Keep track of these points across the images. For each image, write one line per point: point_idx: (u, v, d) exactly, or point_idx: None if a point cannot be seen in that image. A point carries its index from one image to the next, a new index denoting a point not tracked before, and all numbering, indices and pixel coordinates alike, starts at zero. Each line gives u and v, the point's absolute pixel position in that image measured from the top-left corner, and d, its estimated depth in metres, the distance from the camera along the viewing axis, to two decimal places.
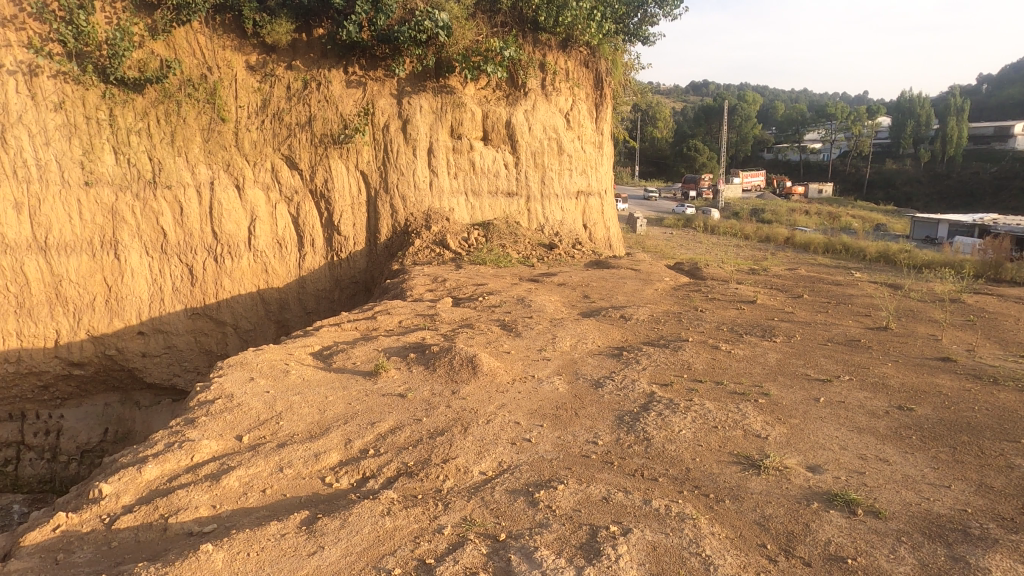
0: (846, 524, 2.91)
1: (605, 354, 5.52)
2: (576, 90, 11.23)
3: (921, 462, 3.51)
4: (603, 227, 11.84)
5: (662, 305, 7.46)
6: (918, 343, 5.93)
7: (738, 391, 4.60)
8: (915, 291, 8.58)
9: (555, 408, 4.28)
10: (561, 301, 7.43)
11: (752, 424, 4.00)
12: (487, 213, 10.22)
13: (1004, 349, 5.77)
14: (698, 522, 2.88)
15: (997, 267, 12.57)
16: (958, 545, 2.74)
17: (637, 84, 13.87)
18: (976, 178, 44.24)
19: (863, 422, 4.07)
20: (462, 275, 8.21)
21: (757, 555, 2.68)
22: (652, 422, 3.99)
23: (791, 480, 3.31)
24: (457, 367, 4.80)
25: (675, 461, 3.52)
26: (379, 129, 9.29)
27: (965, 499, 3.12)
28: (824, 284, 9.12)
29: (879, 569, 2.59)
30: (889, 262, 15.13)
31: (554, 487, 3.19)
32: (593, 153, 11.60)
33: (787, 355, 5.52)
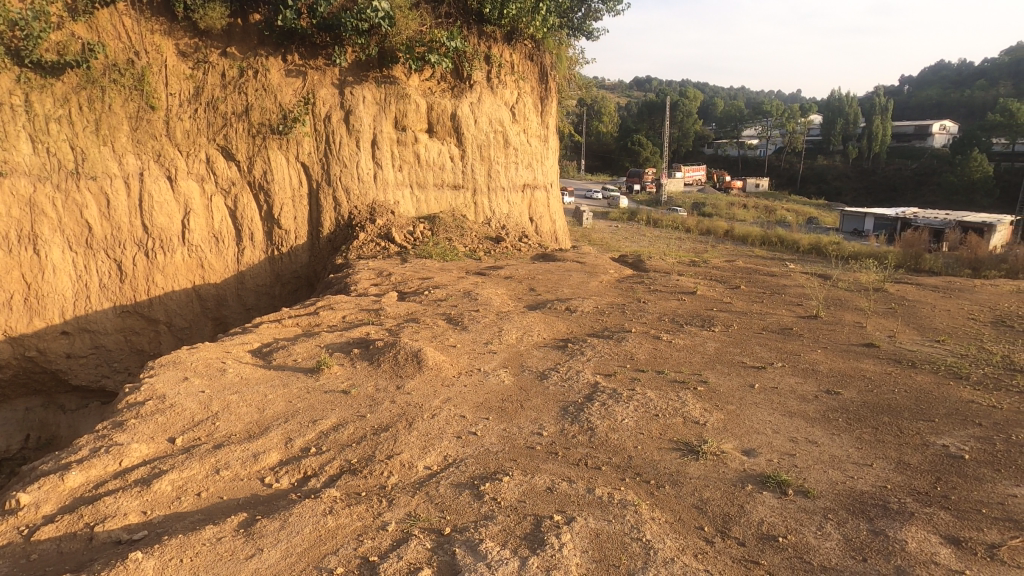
0: (778, 504, 3.04)
1: (550, 346, 5.57)
2: (522, 83, 11.26)
3: (846, 443, 3.71)
4: (549, 220, 11.94)
5: (606, 297, 7.60)
6: (845, 330, 6.25)
7: (678, 379, 4.74)
8: (843, 281, 9.05)
9: (501, 400, 4.30)
10: (507, 294, 7.45)
11: (691, 411, 4.12)
12: (433, 206, 10.13)
13: (921, 335, 6.15)
14: (639, 508, 2.96)
15: (917, 258, 13.40)
16: (878, 520, 2.91)
17: (582, 78, 14.02)
18: (899, 174, 46.87)
19: (794, 406, 4.27)
20: (408, 268, 8.12)
21: (695, 538, 2.77)
22: (596, 412, 4.07)
23: (727, 464, 3.44)
24: (401, 362, 4.75)
25: (618, 450, 3.59)
26: (320, 119, 9.05)
27: (885, 476, 3.32)
28: (760, 275, 9.49)
29: (807, 546, 2.72)
30: (820, 254, 15.87)
31: (499, 479, 3.20)
32: (538, 146, 11.66)
33: (725, 344, 5.71)
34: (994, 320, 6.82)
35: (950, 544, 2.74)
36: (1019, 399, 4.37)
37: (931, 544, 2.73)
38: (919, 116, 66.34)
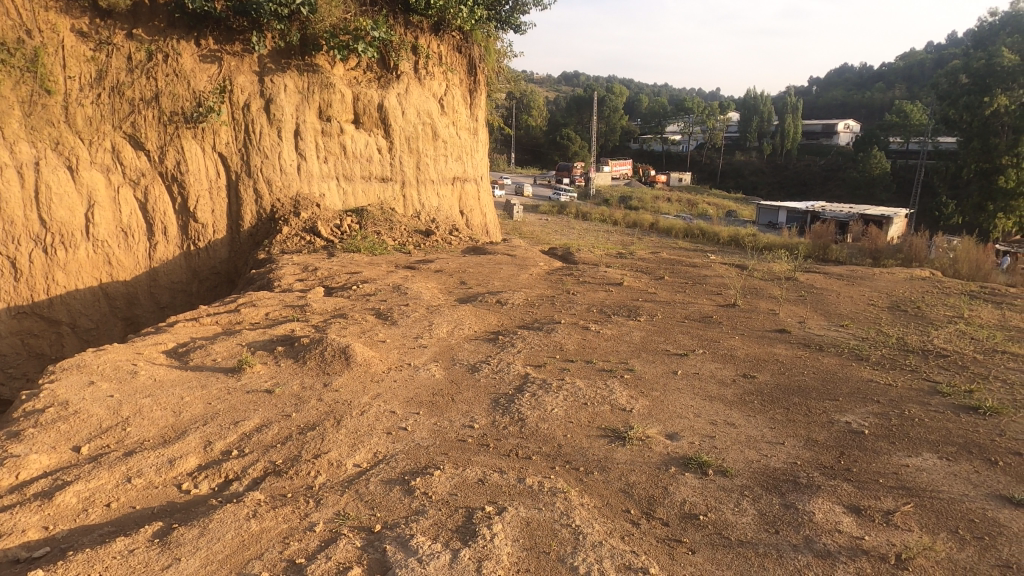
0: (699, 484, 3.19)
1: (481, 339, 5.58)
2: (450, 75, 11.18)
3: (761, 423, 3.92)
4: (479, 213, 11.92)
5: (536, 289, 7.69)
6: (760, 317, 6.61)
7: (606, 368, 4.87)
8: (758, 270, 9.53)
9: (431, 394, 4.27)
10: (438, 287, 7.41)
11: (618, 399, 4.25)
12: (361, 198, 9.90)
13: (828, 320, 6.59)
14: (569, 495, 3.02)
15: (825, 249, 14.31)
16: (789, 494, 3.10)
17: (510, 71, 14.07)
18: (808, 170, 49.80)
19: (713, 390, 4.48)
20: (335, 263, 7.91)
21: (622, 521, 2.86)
22: (526, 403, 4.11)
23: (652, 448, 3.57)
24: (329, 358, 4.63)
25: (548, 439, 3.65)
26: (238, 108, 8.65)
27: (796, 453, 3.54)
28: (682, 266, 9.85)
29: (725, 523, 2.87)
30: (738, 246, 16.66)
31: (430, 473, 3.18)
32: (467, 139, 11.60)
33: (650, 333, 5.91)
34: (891, 305, 7.39)
35: (852, 513, 2.95)
36: (911, 376, 4.76)
37: (835, 514, 2.94)
38: (826, 116, 70.65)
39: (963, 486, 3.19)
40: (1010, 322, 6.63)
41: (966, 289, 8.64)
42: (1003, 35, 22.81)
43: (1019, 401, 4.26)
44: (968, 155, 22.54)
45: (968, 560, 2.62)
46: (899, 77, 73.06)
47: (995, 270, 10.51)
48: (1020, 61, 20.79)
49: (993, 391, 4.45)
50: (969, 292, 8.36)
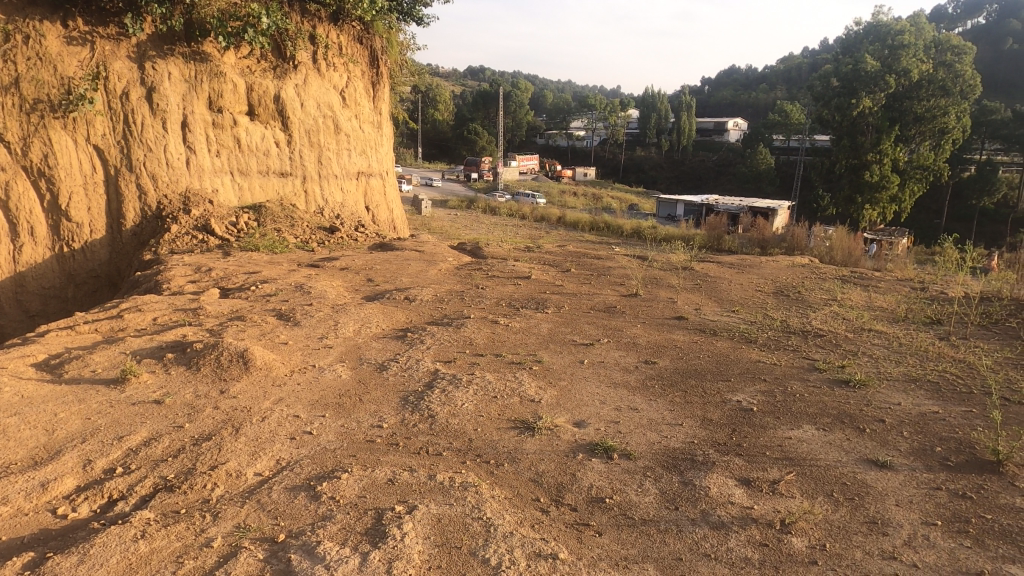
0: (605, 468, 3.31)
1: (389, 337, 5.48)
2: (351, 66, 10.84)
3: (662, 406, 4.13)
4: (385, 209, 11.67)
5: (446, 285, 7.65)
6: (660, 305, 6.93)
7: (515, 360, 4.94)
8: (658, 261, 9.99)
9: (337, 396, 4.14)
10: (344, 285, 7.20)
11: (527, 390, 4.32)
12: (258, 194, 9.41)
13: (721, 306, 7.03)
14: (479, 488, 3.04)
15: (718, 240, 15.17)
16: (687, 472, 3.28)
17: (415, 64, 13.88)
18: (703, 165, 52.72)
19: (618, 377, 4.66)
20: (231, 263, 7.47)
21: (532, 510, 2.92)
22: (436, 399, 4.09)
23: (560, 436, 3.66)
24: (225, 363, 4.37)
25: (458, 434, 3.65)
26: (116, 96, 7.94)
27: (693, 433, 3.75)
28: (587, 258, 10.13)
29: (629, 503, 2.99)
30: (640, 237, 17.33)
31: (337, 476, 3.09)
32: (371, 132, 11.31)
33: (558, 324, 6.05)
34: (776, 291, 7.97)
35: (743, 485, 3.17)
36: (793, 355, 5.17)
37: (728, 487, 3.14)
38: (718, 115, 74.98)
39: (837, 453, 3.50)
40: (875, 303, 7.35)
41: (839, 273, 9.49)
42: (865, 42, 24.68)
43: (882, 373, 4.75)
44: (838, 153, 24.51)
45: (841, 519, 2.89)
46: (780, 79, 78.72)
47: (864, 256, 11.58)
48: (880, 67, 22.95)
49: (861, 365, 4.94)
50: (841, 277, 9.18)
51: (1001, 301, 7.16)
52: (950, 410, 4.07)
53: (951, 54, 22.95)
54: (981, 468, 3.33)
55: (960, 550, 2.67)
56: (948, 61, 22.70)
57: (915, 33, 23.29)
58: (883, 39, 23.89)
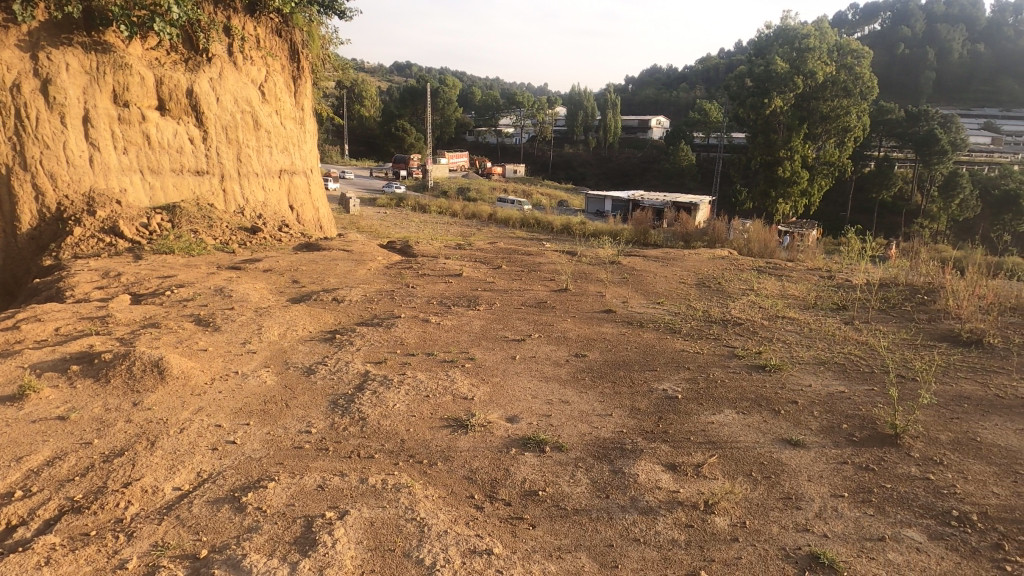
0: (538, 462, 3.36)
1: (317, 339, 5.33)
2: (270, 60, 10.48)
3: (592, 398, 4.23)
4: (311, 207, 11.31)
5: (375, 285, 7.51)
6: (589, 299, 7.08)
7: (447, 358, 4.92)
8: (586, 256, 10.19)
9: (263, 402, 3.99)
10: (267, 288, 6.93)
11: (459, 388, 4.31)
12: (172, 193, 8.89)
13: (646, 298, 7.26)
14: (412, 489, 3.01)
15: (644, 234, 15.58)
16: (617, 460, 3.38)
17: (338, 59, 13.55)
18: (629, 162, 54.14)
19: (550, 371, 4.73)
20: (143, 267, 7.05)
21: (466, 507, 2.92)
22: (367, 401, 4.02)
23: (493, 432, 3.68)
24: (138, 374, 4.12)
25: (391, 435, 3.61)
26: (5, 89, 7.28)
27: (622, 422, 3.86)
28: (518, 255, 10.20)
29: (561, 494, 3.05)
30: (570, 233, 17.59)
31: (263, 486, 2.98)
32: (293, 128, 10.95)
33: (489, 321, 6.07)
34: (698, 282, 8.29)
35: (669, 470, 3.30)
36: (714, 344, 5.41)
37: (655, 473, 3.26)
38: (642, 113, 77.19)
39: (755, 434, 3.70)
40: (788, 291, 7.78)
41: (755, 265, 9.99)
42: (775, 44, 25.91)
43: (794, 357, 5.05)
44: (754, 150, 25.77)
45: (759, 497, 3.05)
46: (698, 79, 81.81)
47: (778, 247, 12.23)
48: (789, 69, 24.28)
49: (776, 350, 5.22)
50: (757, 268, 9.67)
51: (898, 287, 7.75)
52: (854, 389, 4.38)
53: (851, 58, 24.56)
54: (881, 441, 3.61)
55: (864, 518, 2.88)
56: (849, 64, 24.28)
57: (820, 37, 24.67)
58: (792, 42, 25.15)
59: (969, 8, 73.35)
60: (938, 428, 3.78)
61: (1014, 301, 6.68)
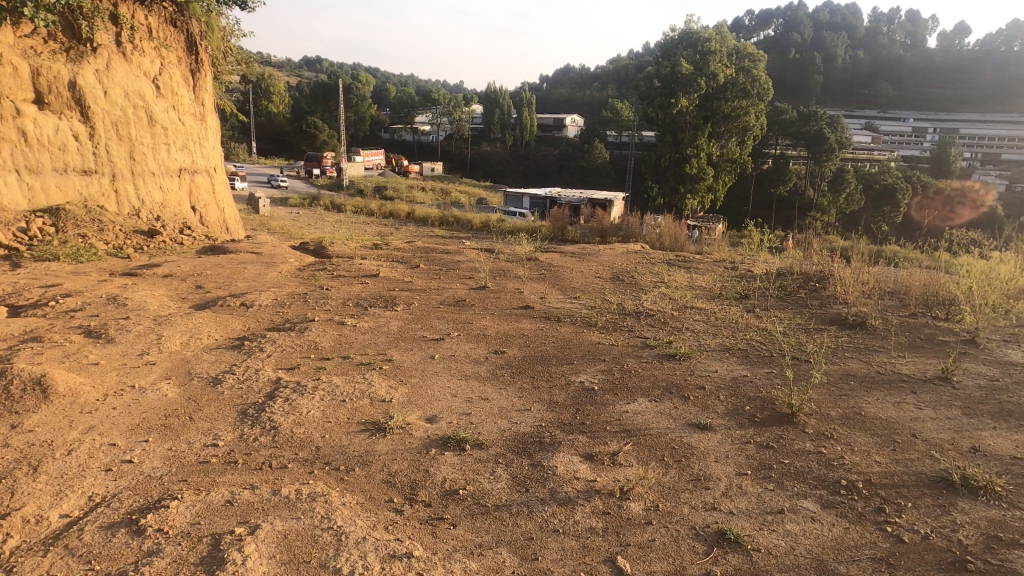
0: (458, 461, 3.35)
1: (224, 347, 5.06)
2: (164, 52, 9.82)
3: (511, 394, 4.26)
4: (215, 208, 10.70)
5: (287, 288, 7.22)
6: (507, 296, 7.13)
7: (363, 361, 4.81)
8: (504, 253, 10.25)
9: (163, 417, 3.74)
10: (167, 294, 6.50)
11: (377, 391, 4.22)
12: (55, 195, 8.13)
13: (563, 294, 7.40)
14: (329, 497, 2.92)
15: (562, 230, 15.82)
16: (536, 454, 3.42)
17: (241, 52, 12.88)
18: (545, 159, 54.96)
19: (469, 369, 4.73)
20: (21, 275, 6.43)
21: (385, 512, 2.87)
22: (279, 409, 3.85)
23: (412, 434, 3.63)
24: (17, 393, 3.75)
25: (304, 443, 3.48)
26: None
27: (541, 416, 3.92)
28: (436, 253, 10.11)
29: (482, 492, 3.06)
30: (488, 230, 17.61)
31: (165, 506, 2.80)
32: (193, 125, 10.33)
33: (407, 321, 5.98)
34: (612, 276, 8.53)
35: (586, 460, 3.38)
36: (628, 335, 5.60)
37: (573, 464, 3.33)
38: (557, 111, 78.55)
39: (667, 421, 3.86)
40: (696, 283, 8.16)
41: (666, 258, 10.41)
42: (679, 48, 26.83)
43: (702, 345, 5.31)
44: (664, 147, 26.69)
45: (671, 480, 3.19)
46: (609, 79, 84.10)
47: (687, 241, 12.80)
48: (693, 71, 25.34)
49: (685, 339, 5.47)
50: (668, 261, 10.08)
51: (793, 276, 8.30)
52: (755, 372, 4.67)
53: (749, 62, 25.96)
54: (780, 420, 3.86)
55: (765, 493, 3.07)
56: (746, 67, 25.71)
57: (720, 41, 25.90)
58: (694, 45, 26.26)
59: (849, 18, 79.71)
60: (829, 404, 4.09)
61: (892, 285, 7.33)
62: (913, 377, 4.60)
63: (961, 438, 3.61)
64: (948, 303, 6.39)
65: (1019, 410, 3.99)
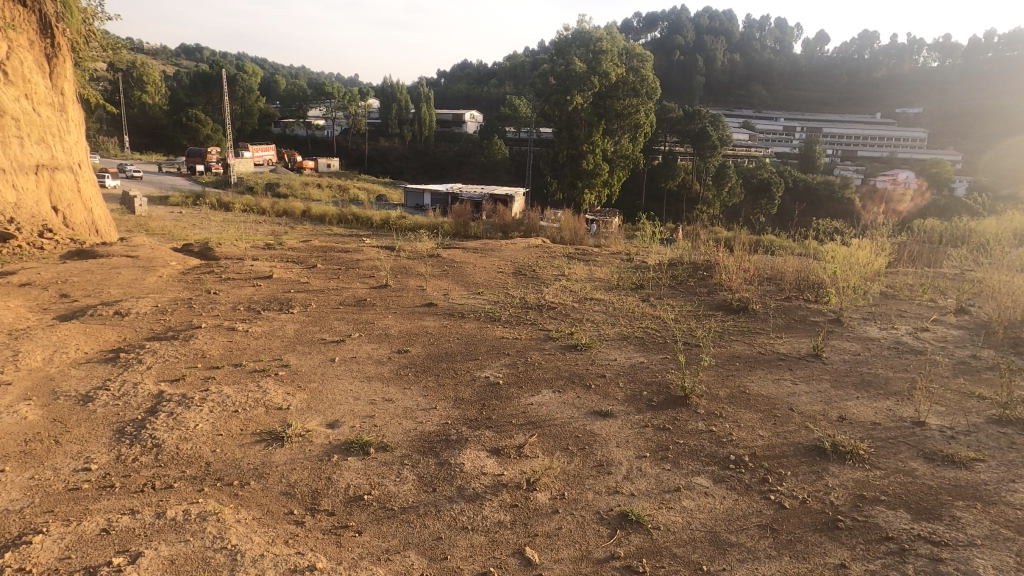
0: (362, 465, 3.25)
1: (95, 361, 4.59)
2: (12, 34, 8.73)
3: (416, 393, 4.19)
4: (81, 208, 9.68)
5: (168, 293, 6.68)
6: (410, 294, 7.00)
7: (258, 368, 4.55)
8: (405, 251, 10.06)
9: (23, 443, 3.34)
10: (25, 305, 5.81)
11: (273, 398, 4.00)
12: None
13: (467, 290, 7.38)
14: (221, 515, 2.73)
15: (464, 226, 15.75)
16: (443, 452, 3.39)
17: (107, 37, 11.71)
18: (446, 155, 54.61)
19: (371, 370, 4.60)
20: None
21: (284, 525, 2.73)
22: (162, 425, 3.56)
23: (312, 441, 3.48)
24: None
25: (193, 460, 3.24)
26: None
27: (447, 414, 3.88)
28: (334, 253, 9.74)
29: (388, 496, 2.98)
30: (388, 227, 17.21)
31: (26, 542, 2.50)
32: (50, 116, 9.28)
33: (304, 324, 5.72)
34: (515, 271, 8.61)
35: (493, 455, 3.38)
36: (531, 329, 5.68)
37: (480, 459, 3.33)
38: (455, 106, 78.27)
39: (570, 410, 3.96)
40: (594, 275, 8.41)
41: (566, 252, 10.65)
42: (571, 46, 26.93)
43: (602, 335, 5.48)
44: (561, 143, 27.17)
45: (575, 468, 3.27)
46: (506, 75, 84.79)
47: (586, 235, 13.15)
48: (586, 70, 25.85)
49: (586, 330, 5.64)
50: (568, 255, 10.32)
51: (683, 266, 8.77)
52: (651, 358, 4.90)
53: (637, 62, 26.84)
54: (675, 403, 4.08)
55: (663, 473, 3.23)
56: (636, 66, 26.70)
57: (612, 41, 26.16)
58: (585, 45, 26.44)
59: (726, 23, 85.24)
60: (717, 385, 4.37)
61: (770, 271, 7.92)
62: (789, 355, 5.01)
63: (830, 409, 3.97)
64: (817, 286, 7.01)
65: (877, 379, 4.46)
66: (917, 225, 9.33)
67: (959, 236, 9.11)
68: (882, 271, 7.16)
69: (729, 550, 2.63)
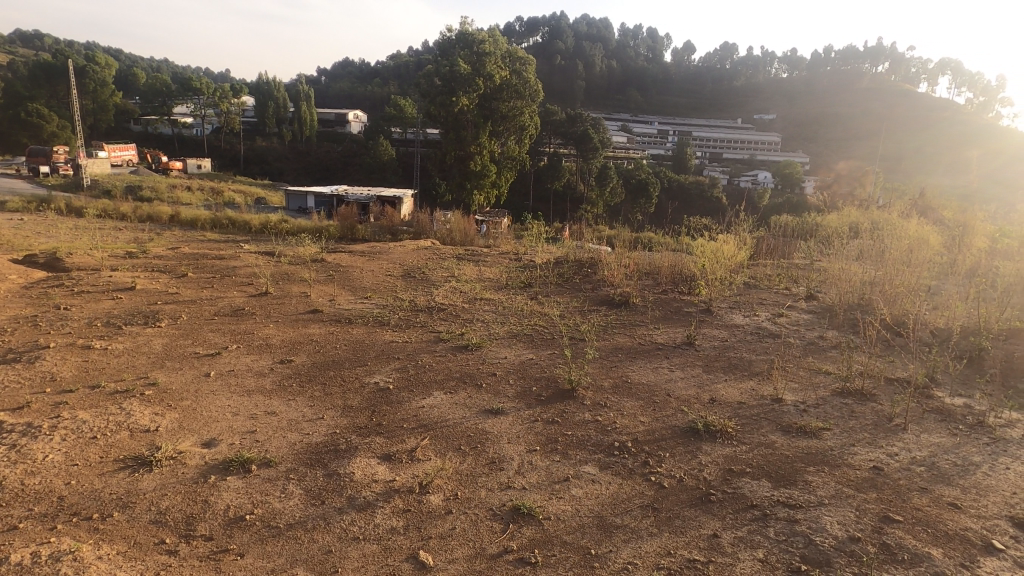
0: (243, 484, 3.08)
1: None
2: None
3: (301, 404, 4.02)
4: None
5: (9, 311, 5.94)
6: (293, 301, 6.70)
7: (120, 389, 4.15)
8: (286, 256, 9.59)
9: None
10: None
11: (139, 421, 3.68)
12: None
13: (354, 294, 7.19)
14: (79, 553, 2.47)
15: (350, 229, 15.29)
16: (331, 463, 3.28)
17: None
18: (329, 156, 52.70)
19: (252, 383, 4.35)
20: None
21: (155, 556, 2.52)
22: (2, 460, 3.15)
23: (186, 463, 3.24)
24: None
25: (43, 495, 2.91)
26: None
27: (334, 423, 3.76)
28: (207, 260, 9.11)
29: (273, 513, 2.84)
30: (268, 232, 16.33)
31: None
32: None
33: (174, 338, 5.28)
34: (403, 274, 8.50)
35: (385, 461, 3.33)
36: (422, 331, 5.63)
37: (371, 467, 3.26)
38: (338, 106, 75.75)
39: (462, 410, 3.97)
40: (484, 275, 8.50)
41: (456, 253, 10.65)
42: (457, 47, 26.42)
43: (492, 334, 5.55)
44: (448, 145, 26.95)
45: (468, 467, 3.29)
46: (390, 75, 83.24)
47: (475, 236, 13.24)
48: (471, 71, 25.77)
49: (476, 330, 5.68)
50: (457, 256, 10.34)
51: (569, 263, 9.07)
52: (540, 354, 5.03)
53: (518, 65, 27.45)
54: (563, 396, 4.22)
55: (552, 465, 3.33)
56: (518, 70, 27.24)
57: (494, 43, 26.68)
58: (468, 45, 26.24)
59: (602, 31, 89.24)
60: (602, 376, 4.58)
61: (648, 266, 8.39)
62: (666, 344, 5.35)
63: (703, 393, 4.29)
64: (690, 279, 7.52)
65: (742, 362, 4.89)
66: (773, 220, 10.28)
67: (807, 230, 10.15)
68: (745, 263, 7.81)
69: (615, 532, 2.77)
